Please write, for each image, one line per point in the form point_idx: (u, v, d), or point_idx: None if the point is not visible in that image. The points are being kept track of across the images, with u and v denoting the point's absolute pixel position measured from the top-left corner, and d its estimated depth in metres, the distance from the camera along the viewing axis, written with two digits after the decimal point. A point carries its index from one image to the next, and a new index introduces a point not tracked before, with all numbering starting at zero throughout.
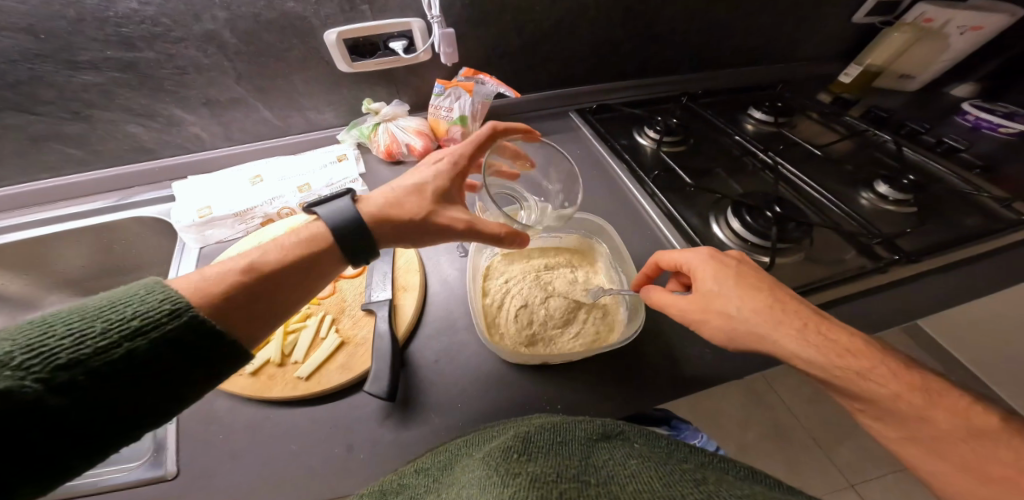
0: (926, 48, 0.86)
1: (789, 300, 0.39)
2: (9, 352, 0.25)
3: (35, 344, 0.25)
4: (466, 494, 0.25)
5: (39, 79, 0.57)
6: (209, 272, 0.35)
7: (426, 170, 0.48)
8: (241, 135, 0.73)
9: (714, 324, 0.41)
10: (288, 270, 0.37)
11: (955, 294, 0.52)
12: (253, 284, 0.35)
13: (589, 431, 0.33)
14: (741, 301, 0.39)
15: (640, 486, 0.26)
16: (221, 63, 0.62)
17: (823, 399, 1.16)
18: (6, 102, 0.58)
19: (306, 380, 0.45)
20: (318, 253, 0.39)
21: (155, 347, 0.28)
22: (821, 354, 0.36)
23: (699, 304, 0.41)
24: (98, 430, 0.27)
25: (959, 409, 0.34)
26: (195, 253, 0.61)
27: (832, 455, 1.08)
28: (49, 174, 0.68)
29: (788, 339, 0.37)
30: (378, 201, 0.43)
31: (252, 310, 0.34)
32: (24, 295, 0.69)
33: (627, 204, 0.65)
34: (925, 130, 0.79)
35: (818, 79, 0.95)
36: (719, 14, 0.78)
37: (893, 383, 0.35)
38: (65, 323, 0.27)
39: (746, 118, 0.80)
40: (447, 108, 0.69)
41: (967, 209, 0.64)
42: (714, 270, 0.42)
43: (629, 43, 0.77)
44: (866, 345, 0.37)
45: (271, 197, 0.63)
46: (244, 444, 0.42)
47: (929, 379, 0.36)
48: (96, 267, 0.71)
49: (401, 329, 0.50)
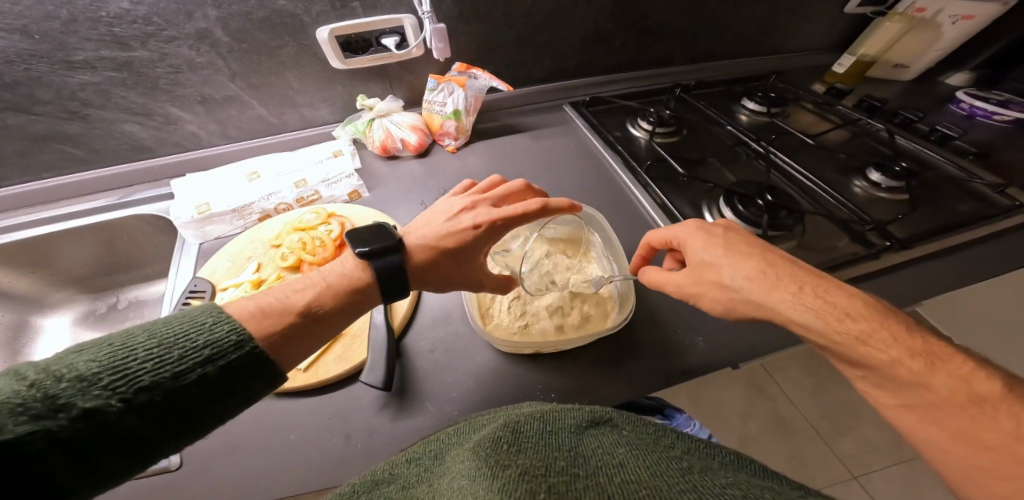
0: (919, 37, 0.87)
1: (778, 261, 0.40)
2: (95, 370, 0.26)
3: (116, 366, 0.26)
4: (456, 486, 0.25)
5: (36, 79, 0.58)
6: (267, 307, 0.34)
7: (457, 224, 0.45)
8: (237, 133, 0.74)
9: (711, 295, 0.42)
10: (337, 308, 0.37)
11: (948, 279, 0.52)
12: (309, 318, 0.35)
13: (577, 418, 0.33)
14: (732, 268, 0.40)
15: (629, 476, 0.26)
16: (214, 61, 0.63)
17: (825, 391, 1.16)
18: (5, 102, 0.59)
19: (304, 371, 0.46)
20: (363, 298, 0.39)
21: (223, 375, 0.29)
22: (818, 319, 0.36)
23: (693, 276, 0.43)
24: (154, 448, 0.27)
25: (962, 375, 0.33)
26: (196, 248, 0.61)
27: (834, 446, 1.08)
28: (51, 174, 0.69)
29: (788, 300, 0.37)
30: (411, 261, 0.42)
31: (299, 345, 0.34)
32: (31, 293, 0.70)
33: (621, 195, 0.65)
34: (919, 119, 0.79)
35: (812, 69, 0.95)
36: (709, 8, 0.78)
37: (891, 349, 0.34)
38: (144, 345, 0.28)
39: (740, 109, 0.81)
40: (441, 103, 0.70)
41: (959, 197, 0.64)
42: (703, 240, 0.43)
43: (622, 36, 0.78)
44: (866, 306, 0.37)
45: (268, 192, 0.64)
46: (245, 435, 0.43)
47: (931, 344, 0.35)
48: (99, 264, 0.72)
49: (396, 321, 0.50)
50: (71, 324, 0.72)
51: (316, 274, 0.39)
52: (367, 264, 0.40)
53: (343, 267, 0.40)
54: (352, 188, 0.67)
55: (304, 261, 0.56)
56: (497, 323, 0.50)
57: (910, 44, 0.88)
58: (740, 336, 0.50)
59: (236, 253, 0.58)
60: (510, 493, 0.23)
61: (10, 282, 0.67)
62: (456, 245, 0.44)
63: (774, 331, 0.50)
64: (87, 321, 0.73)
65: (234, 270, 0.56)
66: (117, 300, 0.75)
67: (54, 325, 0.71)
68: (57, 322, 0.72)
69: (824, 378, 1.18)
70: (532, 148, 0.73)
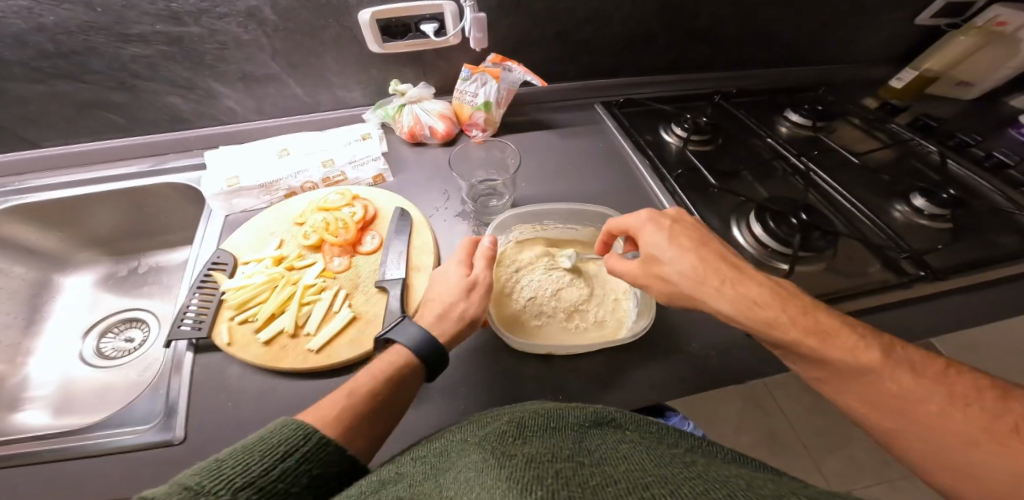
0: (994, 54, 0.80)
1: (712, 256, 0.39)
2: (273, 449, 0.30)
3: (281, 446, 0.31)
4: (463, 477, 0.25)
5: (93, 50, 0.60)
6: (331, 419, 0.35)
7: (438, 273, 0.51)
8: (272, 110, 0.75)
9: (655, 287, 0.42)
10: (380, 390, 0.39)
11: (982, 315, 0.49)
12: (386, 407, 0.38)
13: (581, 418, 0.32)
14: (672, 261, 0.40)
15: (634, 466, 0.24)
16: (259, 39, 0.64)
17: (821, 410, 1.09)
18: (59, 70, 0.62)
19: (317, 353, 0.47)
20: (405, 377, 0.40)
21: (304, 463, 0.31)
22: (735, 309, 0.36)
23: (640, 269, 0.43)
24: None
25: (851, 348, 0.33)
26: (222, 219, 0.63)
27: (820, 464, 1.03)
28: (92, 138, 0.72)
29: (704, 286, 0.38)
30: (421, 315, 0.46)
31: (359, 436, 0.36)
32: (57, 251, 0.73)
33: (647, 201, 0.63)
34: (976, 143, 0.74)
35: (864, 82, 0.90)
36: (760, 12, 0.75)
37: (792, 331, 0.34)
38: (226, 456, 0.29)
39: (781, 120, 0.77)
40: (472, 94, 0.69)
41: (1003, 228, 0.60)
42: (646, 229, 0.42)
43: (664, 37, 0.75)
44: (775, 293, 0.37)
45: (297, 170, 0.65)
46: (252, 412, 0.44)
47: (822, 319, 0.35)
48: (129, 228, 0.75)
49: (412, 309, 0.51)
50: (91, 284, 0.75)
51: (362, 374, 0.40)
52: (398, 349, 0.42)
53: (382, 366, 0.41)
54: (377, 171, 0.67)
55: (326, 241, 0.56)
56: (513, 317, 0.51)
57: (983, 60, 0.82)
58: (758, 358, 0.48)
59: (261, 228, 0.60)
60: (517, 478, 0.22)
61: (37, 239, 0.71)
62: (441, 285, 0.48)
63: None
64: (107, 283, 0.76)
65: (257, 244, 0.58)
66: (139, 265, 0.78)
67: (75, 285, 0.74)
68: (77, 282, 0.74)
69: (822, 397, 1.11)
70: (560, 145, 0.72)
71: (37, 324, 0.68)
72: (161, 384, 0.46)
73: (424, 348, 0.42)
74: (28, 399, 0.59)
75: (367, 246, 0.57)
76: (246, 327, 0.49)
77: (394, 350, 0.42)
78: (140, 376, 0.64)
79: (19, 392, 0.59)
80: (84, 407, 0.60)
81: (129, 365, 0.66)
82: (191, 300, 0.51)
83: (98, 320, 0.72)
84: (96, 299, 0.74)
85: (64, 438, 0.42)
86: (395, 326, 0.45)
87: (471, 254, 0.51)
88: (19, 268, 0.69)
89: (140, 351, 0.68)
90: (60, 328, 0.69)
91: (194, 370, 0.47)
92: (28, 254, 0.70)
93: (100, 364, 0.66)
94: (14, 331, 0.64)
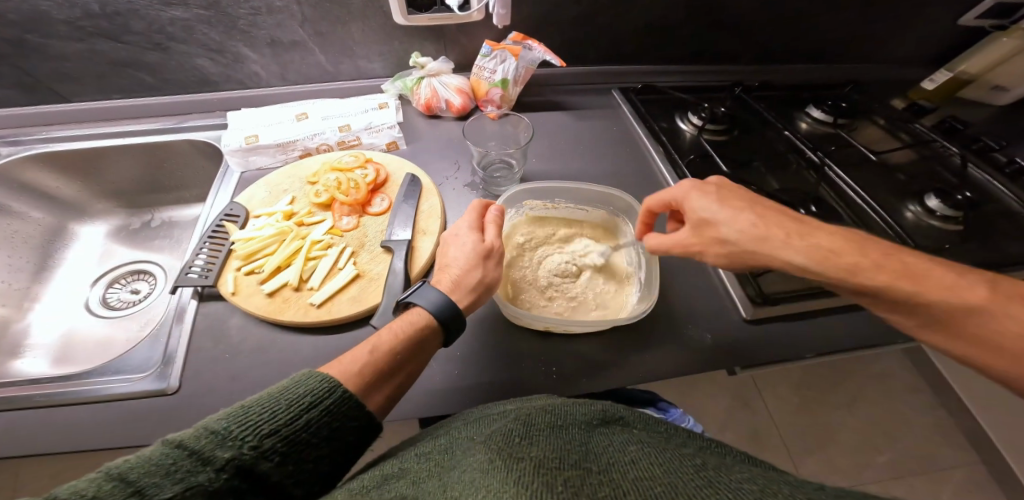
0: None
1: (770, 213, 0.38)
2: (299, 398, 0.30)
3: (306, 398, 0.31)
4: (467, 478, 0.23)
5: (134, 12, 0.63)
6: (351, 374, 0.35)
7: (444, 240, 0.50)
8: (295, 77, 0.76)
9: (712, 252, 0.39)
10: (401, 349, 0.39)
11: None
12: (402, 370, 0.39)
13: (587, 418, 0.32)
14: (731, 222, 0.37)
15: (640, 472, 0.22)
16: (290, 6, 0.65)
17: (808, 411, 1.08)
18: (99, 28, 0.64)
19: (318, 307, 0.48)
20: (424, 340, 0.41)
21: (326, 416, 0.31)
22: (810, 259, 0.34)
23: (694, 235, 0.40)
24: (319, 471, 0.30)
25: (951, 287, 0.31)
26: (237, 177, 0.65)
27: (798, 464, 1.01)
28: (121, 95, 0.75)
29: (772, 243, 0.36)
30: (435, 278, 0.46)
31: (377, 393, 0.37)
32: (77, 200, 0.76)
33: (656, 185, 0.63)
34: (1000, 148, 0.71)
35: (893, 84, 0.88)
36: (791, 7, 0.73)
37: (880, 273, 0.32)
38: (253, 402, 0.29)
39: (802, 116, 0.76)
40: (491, 70, 0.69)
41: (1017, 236, 0.58)
42: (698, 193, 0.40)
43: (689, 26, 0.74)
44: (849, 239, 0.35)
45: (313, 131, 0.66)
46: (251, 359, 0.46)
47: (910, 261, 0.33)
48: (147, 183, 0.78)
49: (415, 270, 0.52)
50: (104, 235, 0.77)
51: (384, 333, 0.40)
52: (414, 309, 0.43)
53: (402, 327, 0.41)
54: (391, 138, 0.68)
55: (337, 200, 0.58)
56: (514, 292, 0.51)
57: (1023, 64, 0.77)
58: (752, 347, 0.48)
59: (274, 185, 0.61)
60: (526, 485, 0.21)
61: (59, 187, 0.73)
62: (451, 248, 0.48)
63: (786, 346, 0.48)
64: (120, 234, 0.78)
65: (270, 200, 0.60)
66: (152, 219, 0.80)
67: (88, 234, 0.77)
68: (92, 231, 0.77)
69: (812, 400, 1.09)
70: (573, 125, 0.72)
71: (47, 270, 0.71)
72: (161, 333, 0.48)
73: (441, 311, 0.42)
74: (28, 346, 0.62)
75: (376, 207, 0.58)
76: (250, 278, 0.51)
77: (416, 312, 0.42)
78: (140, 330, 0.66)
79: (21, 339, 0.62)
80: (84, 356, 0.62)
81: (132, 317, 0.68)
82: (200, 251, 0.53)
83: (107, 271, 0.74)
84: (108, 250, 0.76)
85: (63, 382, 0.43)
86: (414, 290, 0.44)
87: (482, 217, 0.51)
88: (38, 212, 0.72)
89: (144, 304, 0.70)
90: (70, 277, 0.72)
91: (195, 319, 0.49)
92: (48, 201, 0.73)
93: (105, 314, 0.68)
94: (24, 276, 0.68)
